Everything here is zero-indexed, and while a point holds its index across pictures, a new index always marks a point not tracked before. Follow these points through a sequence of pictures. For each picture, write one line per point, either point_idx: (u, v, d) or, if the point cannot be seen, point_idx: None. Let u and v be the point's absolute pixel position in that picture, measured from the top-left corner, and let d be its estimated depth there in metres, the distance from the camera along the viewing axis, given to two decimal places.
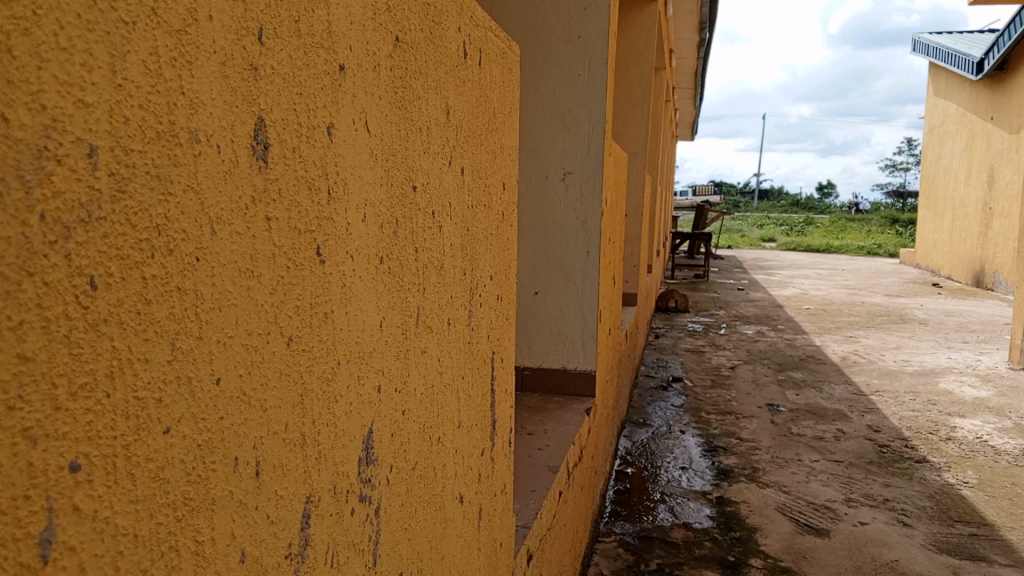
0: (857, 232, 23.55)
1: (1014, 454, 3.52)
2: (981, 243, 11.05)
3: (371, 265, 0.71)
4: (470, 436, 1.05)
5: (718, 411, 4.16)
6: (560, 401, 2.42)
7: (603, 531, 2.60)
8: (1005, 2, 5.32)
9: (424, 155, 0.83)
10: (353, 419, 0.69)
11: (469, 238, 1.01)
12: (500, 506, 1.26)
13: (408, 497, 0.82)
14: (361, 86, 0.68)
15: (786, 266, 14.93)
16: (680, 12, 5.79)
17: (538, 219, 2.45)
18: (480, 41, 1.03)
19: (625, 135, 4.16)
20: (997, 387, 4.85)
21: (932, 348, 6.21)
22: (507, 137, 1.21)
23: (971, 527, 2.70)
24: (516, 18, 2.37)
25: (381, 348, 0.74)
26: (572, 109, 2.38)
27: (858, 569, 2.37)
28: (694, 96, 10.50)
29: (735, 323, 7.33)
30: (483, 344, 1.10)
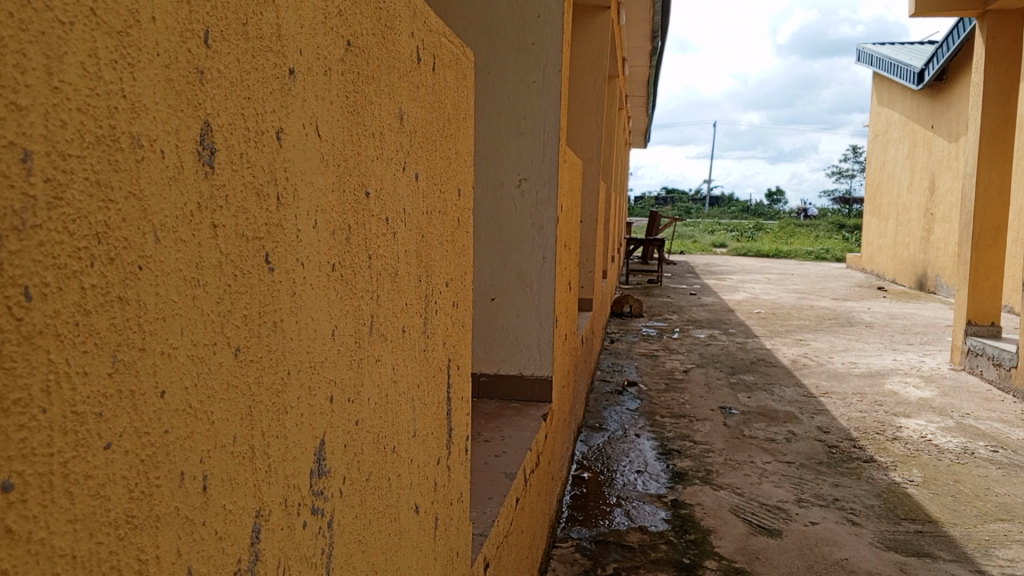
0: (805, 237, 24.08)
1: (956, 452, 3.63)
2: (923, 248, 11.38)
3: (322, 272, 0.70)
4: (425, 446, 1.04)
5: (672, 414, 4.21)
6: (516, 407, 2.41)
7: (560, 537, 2.60)
8: (943, 14, 5.51)
9: (377, 160, 0.82)
10: (304, 431, 0.67)
11: (425, 245, 1.00)
12: (457, 515, 1.25)
13: (362, 508, 0.81)
14: (312, 90, 0.67)
15: (738, 270, 15.18)
16: (633, 21, 5.86)
17: (493, 225, 2.45)
18: (433, 46, 1.03)
19: (579, 143, 4.19)
20: (939, 388, 4.99)
21: (878, 350, 6.37)
22: (462, 144, 1.21)
23: (917, 525, 2.77)
24: (470, 24, 2.37)
25: (333, 357, 0.72)
26: (526, 115, 2.38)
27: (809, 568, 2.41)
28: (647, 103, 10.62)
29: (688, 327, 7.43)
30: (439, 351, 1.10)
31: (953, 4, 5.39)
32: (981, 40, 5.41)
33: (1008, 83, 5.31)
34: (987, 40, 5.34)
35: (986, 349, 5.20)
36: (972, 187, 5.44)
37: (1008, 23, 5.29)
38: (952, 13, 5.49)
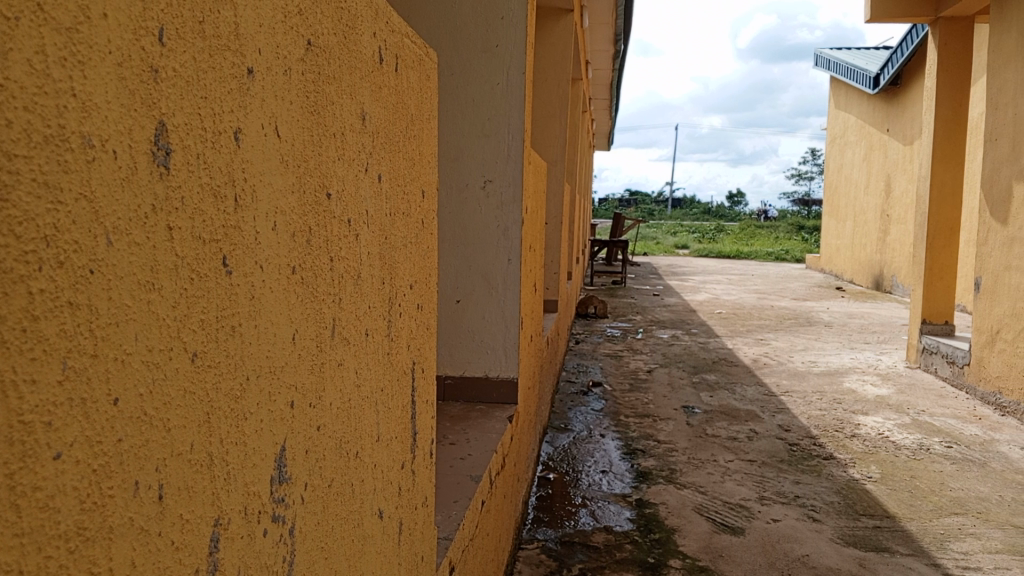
0: (765, 238, 24.49)
1: (913, 448, 3.71)
2: (879, 249, 11.64)
3: (282, 275, 0.68)
4: (389, 450, 1.03)
5: (636, 414, 4.24)
6: (482, 409, 2.40)
7: (526, 538, 2.59)
8: (898, 20, 5.65)
9: (339, 161, 0.81)
10: (265, 437, 0.66)
11: (388, 247, 1.00)
12: (421, 519, 1.23)
13: (324, 515, 0.80)
14: (272, 89, 0.66)
15: (700, 271, 15.36)
16: (596, 24, 5.89)
17: (457, 227, 2.44)
18: (396, 47, 1.02)
19: (543, 145, 4.21)
20: (896, 385, 5.11)
21: (836, 349, 6.49)
22: (426, 146, 1.20)
23: (875, 520, 2.82)
24: (434, 26, 2.37)
25: (293, 361, 0.71)
26: (491, 117, 2.38)
27: (771, 565, 2.44)
28: (611, 106, 10.69)
29: (651, 328, 7.49)
30: (403, 355, 1.09)
31: (907, 11, 5.53)
32: (934, 46, 5.56)
33: (960, 88, 5.46)
34: (940, 46, 5.48)
35: (940, 347, 5.32)
36: (926, 189, 5.57)
37: (960, 30, 5.44)
38: (906, 19, 5.62)
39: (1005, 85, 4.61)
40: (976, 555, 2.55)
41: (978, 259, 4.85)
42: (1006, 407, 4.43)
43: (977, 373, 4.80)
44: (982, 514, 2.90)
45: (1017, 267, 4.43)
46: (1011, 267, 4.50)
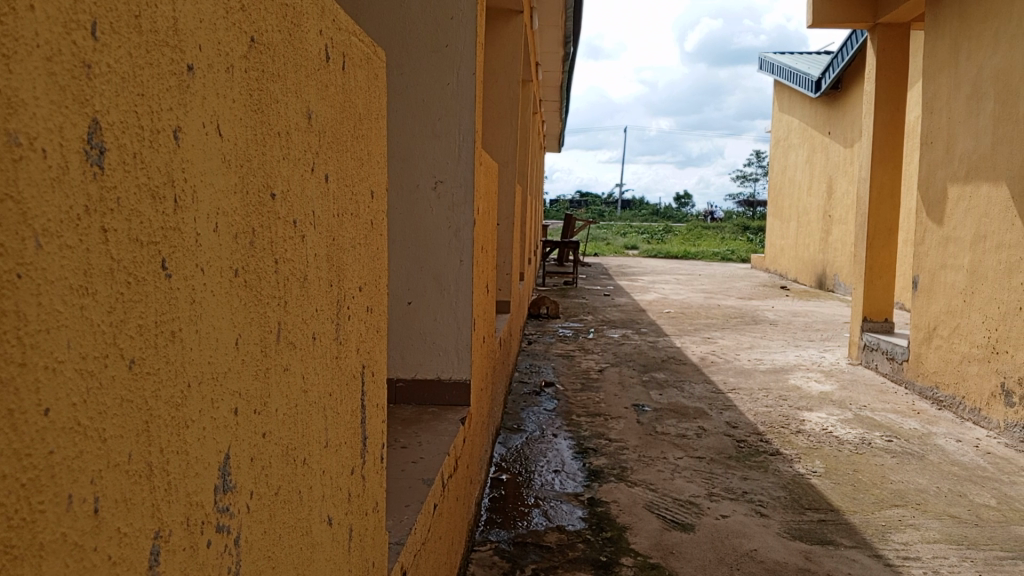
0: (712, 239, 24.93)
1: (855, 443, 3.81)
2: (821, 249, 11.93)
3: (225, 279, 0.66)
4: (337, 456, 1.01)
5: (588, 413, 4.27)
6: (434, 411, 2.38)
7: (479, 540, 2.58)
8: (839, 25, 5.80)
9: (283, 161, 0.79)
10: (207, 445, 0.64)
11: (336, 248, 0.98)
12: (372, 525, 1.21)
13: (271, 523, 0.78)
14: (213, 87, 0.64)
15: (649, 271, 15.55)
16: (546, 27, 5.92)
17: (408, 228, 2.42)
18: (343, 44, 1.00)
19: (494, 146, 4.20)
20: (839, 381, 5.24)
21: (781, 346, 6.64)
22: (375, 145, 1.18)
23: (820, 513, 2.89)
24: (382, 24, 2.35)
25: (237, 367, 0.69)
26: (441, 117, 2.37)
27: (721, 560, 2.48)
28: (561, 108, 10.76)
29: (602, 327, 7.56)
30: (352, 358, 1.07)
31: (846, 17, 5.69)
32: (872, 52, 5.73)
33: (896, 93, 5.64)
34: (878, 52, 5.65)
35: (881, 344, 5.47)
36: (866, 190, 5.73)
37: (896, 36, 5.62)
38: (846, 25, 5.78)
39: (939, 90, 4.77)
40: (916, 545, 2.63)
41: (916, 259, 5.00)
42: (942, 402, 4.58)
43: (915, 368, 4.95)
44: (921, 505, 2.99)
45: (952, 266, 4.58)
46: (946, 266, 4.66)
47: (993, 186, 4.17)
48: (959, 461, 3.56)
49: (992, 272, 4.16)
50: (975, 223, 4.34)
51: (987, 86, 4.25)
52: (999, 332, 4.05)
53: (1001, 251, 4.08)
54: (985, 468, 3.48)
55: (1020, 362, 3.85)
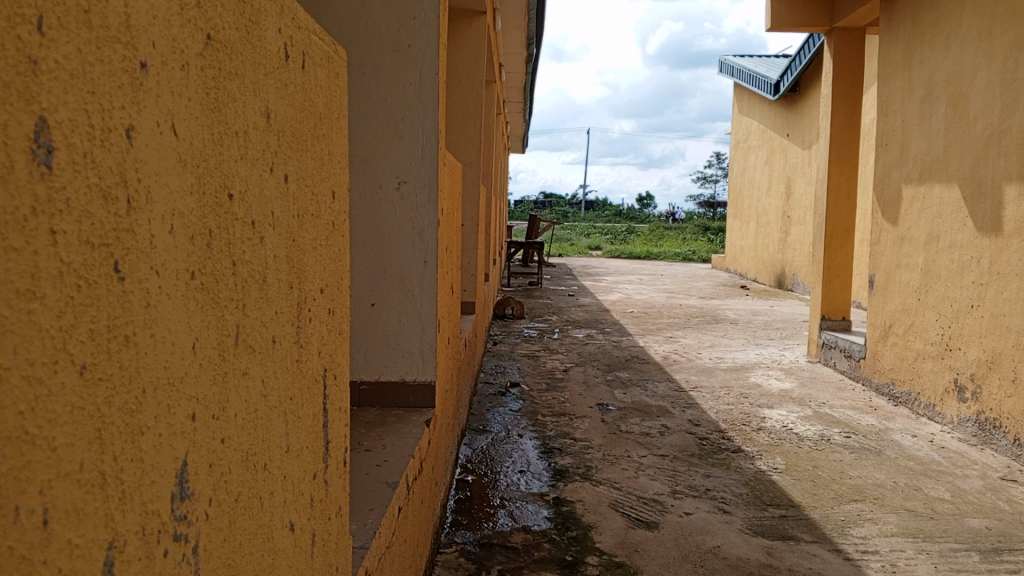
0: (673, 239, 25.22)
1: (815, 439, 3.88)
2: (780, 249, 12.13)
3: (180, 282, 0.65)
4: (299, 460, 0.99)
5: (553, 412, 4.28)
6: (399, 413, 2.37)
7: (444, 542, 2.57)
8: (795, 29, 5.91)
9: (241, 161, 0.78)
10: (164, 452, 0.62)
11: (296, 250, 0.96)
12: (335, 530, 1.20)
13: (230, 532, 0.76)
14: (168, 85, 0.62)
15: (613, 271, 15.68)
16: (509, 28, 5.93)
17: (372, 229, 2.39)
18: (303, 43, 0.99)
19: (458, 146, 4.19)
20: (798, 379, 5.32)
21: (743, 345, 6.73)
22: (336, 144, 1.17)
23: (781, 509, 2.93)
24: (344, 24, 2.33)
25: (194, 372, 0.68)
26: (404, 117, 2.36)
27: (685, 557, 2.50)
28: (524, 108, 10.79)
29: (567, 328, 7.59)
30: (314, 361, 1.06)
31: (804, 21, 5.80)
32: (829, 55, 5.85)
33: (852, 95, 5.75)
34: (834, 55, 5.77)
35: (839, 342, 5.57)
36: (823, 191, 5.84)
37: (852, 40, 5.74)
38: (802, 29, 5.89)
39: (893, 93, 4.89)
40: (873, 539, 2.68)
41: (872, 258, 5.11)
42: (899, 398, 4.68)
43: (872, 365, 5.05)
44: (879, 500, 3.06)
45: (906, 265, 4.69)
46: (901, 265, 4.76)
47: (946, 188, 4.28)
48: (914, 456, 3.65)
49: (945, 271, 4.26)
50: (928, 223, 4.44)
51: (939, 89, 4.36)
52: (952, 329, 4.15)
53: (954, 250, 4.18)
54: (939, 462, 3.56)
55: (972, 358, 3.95)
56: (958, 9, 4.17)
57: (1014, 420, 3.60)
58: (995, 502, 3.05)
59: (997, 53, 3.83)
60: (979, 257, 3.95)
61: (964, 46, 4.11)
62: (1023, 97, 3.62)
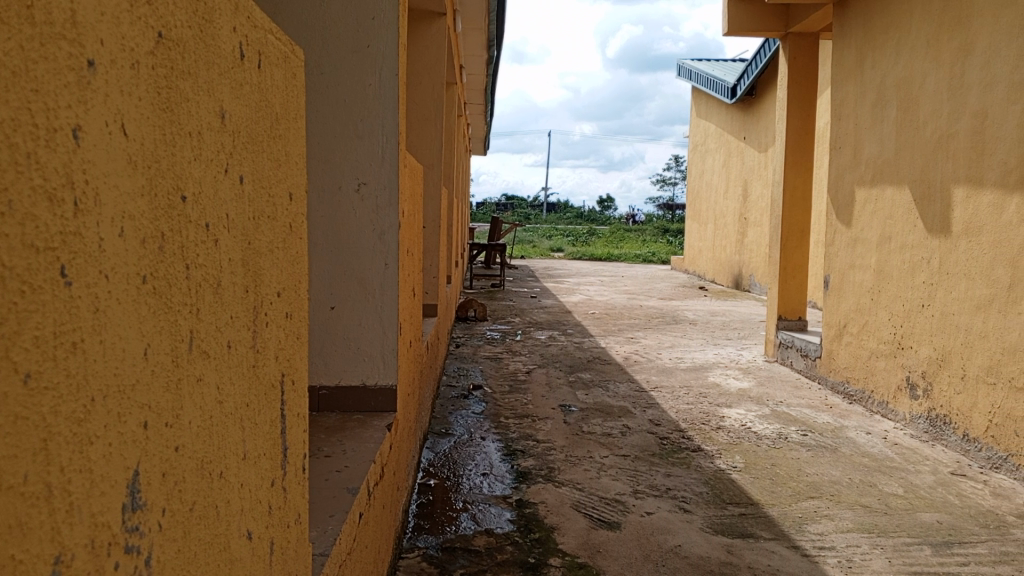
0: (633, 241, 25.46)
1: (772, 437, 3.94)
2: (737, 250, 12.32)
3: (131, 286, 0.63)
4: (257, 467, 0.97)
5: (515, 414, 4.27)
6: (359, 418, 2.34)
7: (406, 547, 2.54)
8: (751, 34, 6.01)
9: (195, 161, 0.76)
10: (114, 462, 0.60)
11: (252, 253, 0.94)
12: (294, 538, 1.18)
13: (185, 542, 0.74)
14: (117, 84, 0.61)
15: (574, 273, 15.76)
16: (469, 30, 5.92)
17: (331, 231, 2.36)
18: (259, 43, 0.97)
19: (419, 148, 4.18)
20: (755, 378, 5.40)
21: (701, 345, 6.81)
22: (293, 145, 1.15)
23: (740, 508, 2.97)
24: (301, 24, 2.30)
25: (146, 380, 0.66)
26: (363, 118, 2.33)
27: (647, 556, 2.52)
28: (485, 110, 10.79)
29: (529, 329, 7.60)
30: (271, 366, 1.04)
31: (759, 27, 5.90)
32: (784, 60, 5.95)
33: (806, 100, 5.87)
34: (789, 60, 5.87)
35: (795, 341, 5.67)
36: (779, 193, 5.94)
37: (806, 45, 5.85)
38: (758, 34, 5.99)
39: (846, 97, 4.99)
40: (830, 535, 2.73)
41: (827, 259, 5.21)
42: (853, 396, 4.78)
43: (827, 364, 5.15)
44: (835, 496, 3.12)
45: (860, 265, 4.79)
46: (854, 265, 4.86)
47: (897, 190, 4.38)
48: (869, 452, 3.72)
49: (897, 271, 4.36)
50: (881, 224, 4.54)
51: (890, 93, 4.46)
52: (904, 328, 4.25)
53: (905, 251, 4.29)
54: (893, 458, 3.64)
55: (923, 357, 4.05)
56: (907, 16, 4.28)
57: (964, 417, 3.70)
58: (945, 496, 3.13)
59: (945, 59, 3.93)
60: (929, 257, 4.05)
61: (913, 52, 4.22)
62: (969, 101, 3.72)
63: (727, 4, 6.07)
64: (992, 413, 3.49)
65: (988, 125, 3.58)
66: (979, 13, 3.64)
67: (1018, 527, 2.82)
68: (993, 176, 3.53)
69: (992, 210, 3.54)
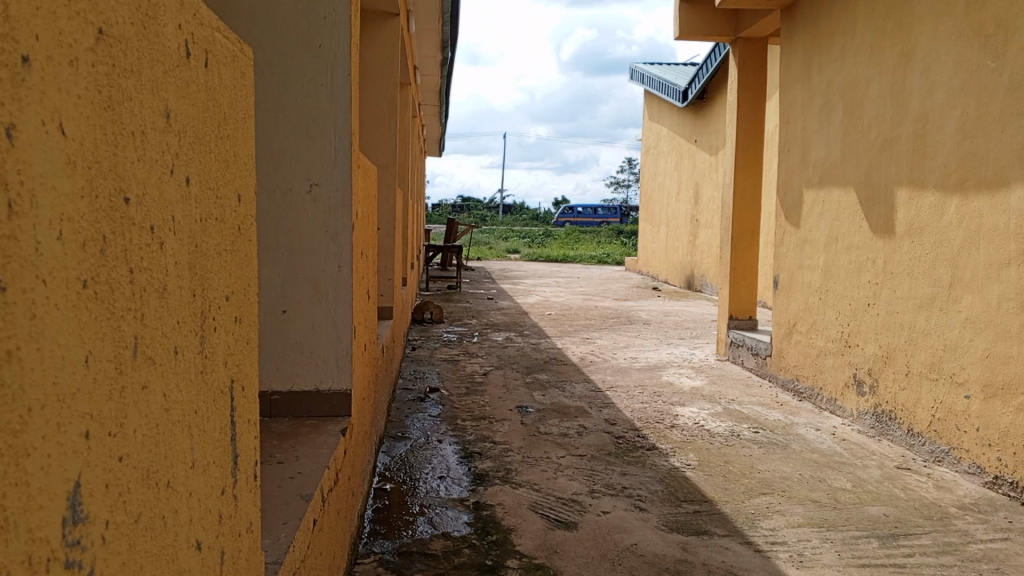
0: (586, 242, 25.68)
1: (725, 435, 4.00)
2: (690, 251, 12.50)
3: (71, 291, 0.61)
4: (206, 476, 0.95)
5: (472, 416, 4.26)
6: (312, 423, 2.31)
7: (362, 553, 2.51)
8: (702, 38, 6.10)
9: (139, 163, 0.74)
10: (53, 474, 0.58)
11: (199, 256, 0.92)
12: (245, 546, 1.15)
13: (130, 555, 0.72)
14: (54, 82, 0.58)
15: (529, 274, 15.80)
16: (423, 30, 5.88)
17: (283, 234, 2.32)
18: (205, 41, 0.95)
19: (372, 149, 4.14)
20: (708, 377, 5.48)
21: (655, 344, 6.88)
22: (241, 146, 1.12)
23: (695, 505, 3.00)
24: (250, 22, 2.27)
25: (88, 388, 0.64)
26: (315, 118, 2.30)
27: (603, 556, 2.53)
28: (440, 111, 10.74)
29: (486, 331, 7.59)
30: (220, 372, 1.01)
31: (710, 31, 5.99)
32: (734, 64, 6.06)
33: (756, 103, 5.98)
34: (738, 64, 5.98)
35: (746, 340, 5.76)
36: (730, 194, 6.04)
37: (755, 50, 5.96)
38: (708, 38, 6.09)
39: (794, 100, 5.10)
40: (782, 530, 2.78)
41: (776, 259, 5.30)
42: (803, 393, 4.88)
43: (778, 363, 5.24)
44: (786, 492, 3.17)
45: (808, 265, 4.89)
46: (803, 265, 4.96)
47: (843, 192, 4.49)
48: (818, 448, 3.80)
49: (843, 271, 4.46)
50: (828, 225, 4.65)
51: (836, 96, 4.57)
52: (851, 326, 4.35)
53: (851, 251, 4.39)
54: (841, 453, 3.73)
55: (870, 354, 4.16)
56: (851, 22, 4.39)
57: (908, 412, 3.80)
58: (891, 490, 3.21)
59: (887, 64, 4.04)
60: (874, 257, 4.16)
61: (857, 56, 4.32)
62: (910, 104, 3.83)
63: (678, 8, 6.14)
64: (935, 408, 3.60)
65: (929, 129, 3.69)
66: (920, 20, 3.75)
67: (959, 518, 2.92)
68: (934, 178, 3.64)
69: (933, 211, 3.66)
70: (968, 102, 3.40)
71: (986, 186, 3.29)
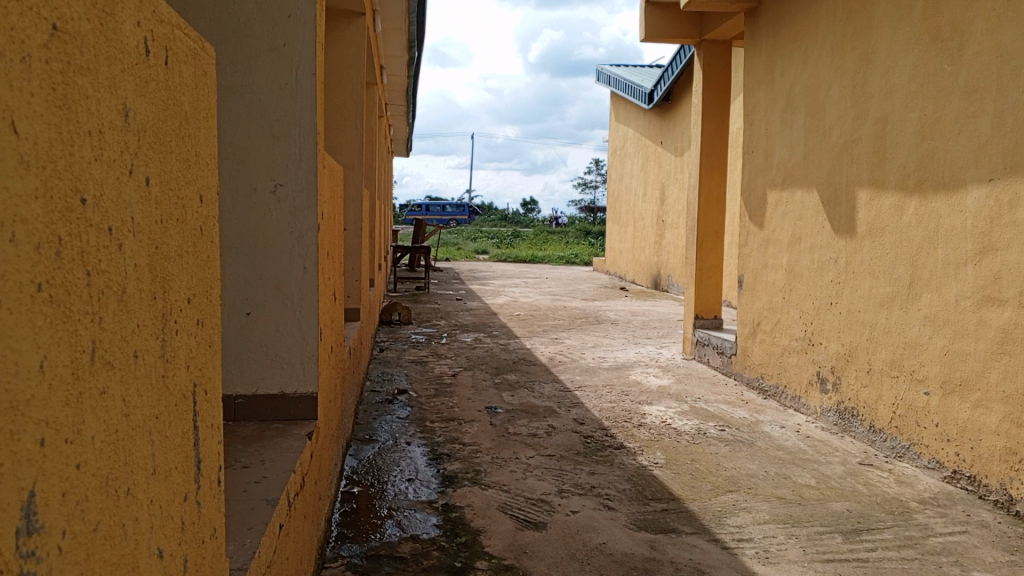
0: (554, 241, 25.75)
1: (691, 433, 4.03)
2: (656, 251, 12.59)
3: (24, 294, 0.59)
4: (167, 482, 0.93)
5: (441, 418, 4.25)
6: (278, 427, 2.28)
7: (330, 557, 2.48)
8: (668, 40, 6.15)
9: (95, 162, 0.72)
10: (5, 483, 0.57)
11: (159, 257, 0.90)
12: (209, 553, 1.13)
13: (88, 564, 0.70)
14: (4, 78, 0.57)
15: (498, 275, 15.79)
16: (389, 30, 5.85)
17: (247, 235, 2.28)
18: (165, 39, 0.93)
19: (338, 149, 4.10)
20: (675, 376, 5.53)
21: (623, 344, 6.92)
22: (202, 145, 1.10)
23: (663, 504, 3.02)
24: (213, 20, 2.23)
25: (43, 394, 0.62)
26: (280, 118, 2.27)
27: (572, 555, 2.54)
28: (408, 111, 10.68)
29: (455, 332, 7.58)
30: (181, 376, 0.99)
31: (676, 33, 6.04)
32: (699, 66, 6.12)
33: (721, 104, 6.04)
34: (704, 66, 6.04)
35: (711, 339, 5.82)
36: (695, 195, 6.10)
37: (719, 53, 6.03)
38: (674, 40, 6.14)
39: (758, 102, 5.17)
40: (748, 528, 2.81)
41: (740, 259, 5.37)
42: (767, 391, 4.94)
43: (743, 361, 5.30)
44: (752, 489, 3.21)
45: (772, 265, 4.95)
46: (767, 265, 5.03)
47: (805, 192, 4.55)
48: (783, 445, 3.85)
49: (806, 271, 4.53)
50: (791, 225, 4.71)
51: (798, 98, 4.64)
52: (814, 325, 4.42)
53: (814, 251, 4.46)
54: (805, 450, 3.78)
55: (832, 352, 4.22)
56: (813, 26, 4.46)
57: (870, 409, 3.87)
58: (854, 485, 3.27)
59: (848, 67, 4.11)
60: (836, 256, 4.22)
61: (818, 59, 4.39)
62: (870, 106, 3.90)
63: (644, 10, 6.18)
64: (896, 405, 3.67)
65: (888, 131, 3.76)
66: (879, 23, 3.82)
67: (920, 512, 2.97)
68: (894, 179, 3.71)
69: (892, 211, 3.73)
70: (925, 104, 3.48)
71: (944, 187, 3.36)
